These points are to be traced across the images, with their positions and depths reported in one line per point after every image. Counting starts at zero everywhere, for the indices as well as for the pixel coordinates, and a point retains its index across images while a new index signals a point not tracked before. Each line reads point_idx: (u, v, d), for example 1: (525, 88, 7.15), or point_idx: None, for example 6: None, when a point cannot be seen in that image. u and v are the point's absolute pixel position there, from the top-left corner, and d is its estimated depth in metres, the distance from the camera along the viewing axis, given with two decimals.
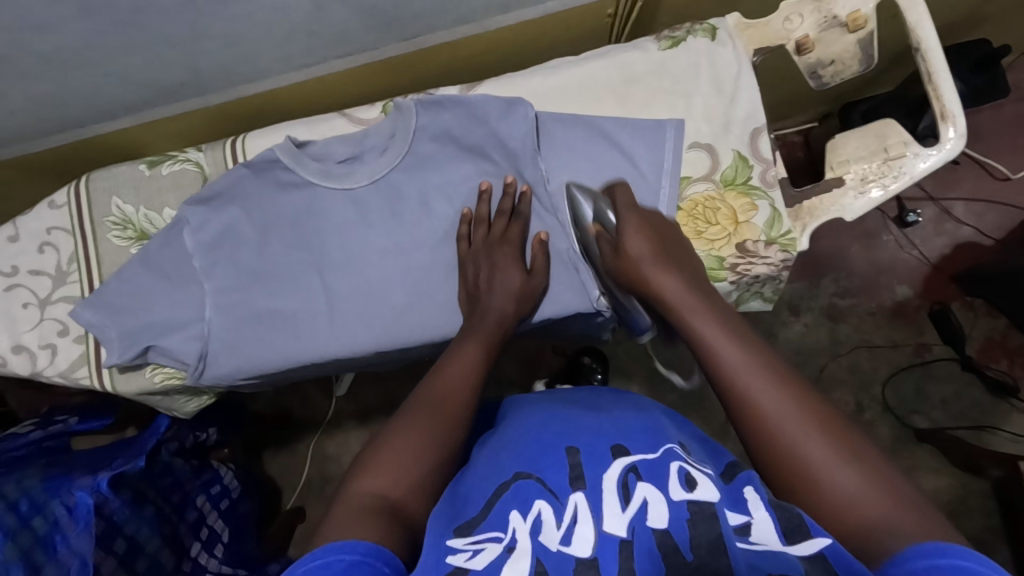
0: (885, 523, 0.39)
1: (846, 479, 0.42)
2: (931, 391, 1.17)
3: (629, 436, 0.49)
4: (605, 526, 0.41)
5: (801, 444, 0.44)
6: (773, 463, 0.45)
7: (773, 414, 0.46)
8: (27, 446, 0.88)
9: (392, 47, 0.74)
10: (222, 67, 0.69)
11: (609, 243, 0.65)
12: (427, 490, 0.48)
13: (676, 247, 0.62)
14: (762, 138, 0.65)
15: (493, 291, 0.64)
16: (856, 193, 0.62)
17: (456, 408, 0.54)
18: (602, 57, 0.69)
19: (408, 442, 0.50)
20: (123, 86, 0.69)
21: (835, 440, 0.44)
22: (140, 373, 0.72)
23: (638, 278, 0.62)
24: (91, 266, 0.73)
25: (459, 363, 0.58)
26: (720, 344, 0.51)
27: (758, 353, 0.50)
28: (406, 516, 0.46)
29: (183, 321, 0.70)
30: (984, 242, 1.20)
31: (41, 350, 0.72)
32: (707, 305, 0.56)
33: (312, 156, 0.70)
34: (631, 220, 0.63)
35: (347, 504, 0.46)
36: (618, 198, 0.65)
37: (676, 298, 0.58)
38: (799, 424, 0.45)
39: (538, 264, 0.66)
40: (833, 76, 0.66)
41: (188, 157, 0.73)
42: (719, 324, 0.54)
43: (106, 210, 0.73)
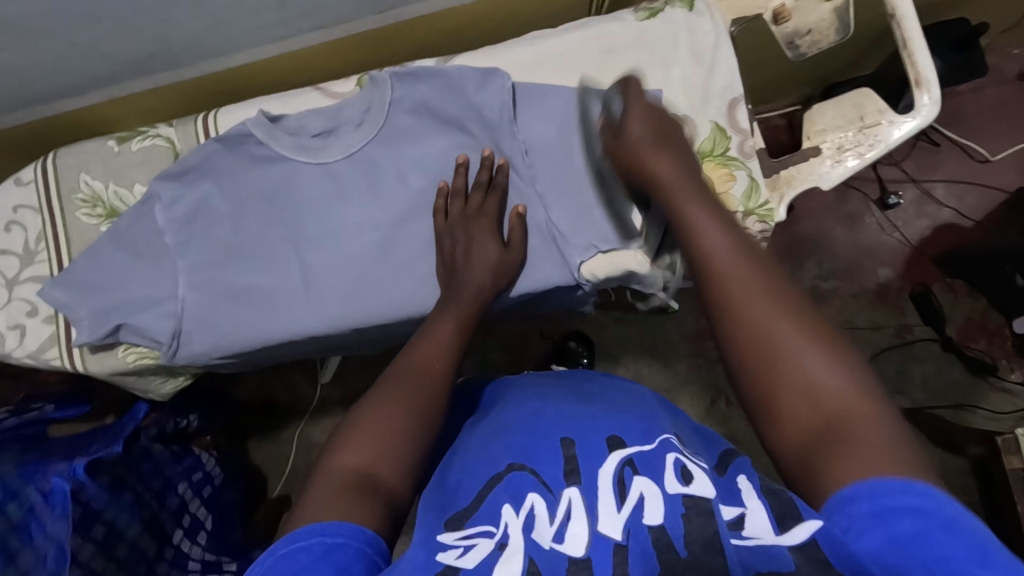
0: (846, 415, 0.40)
1: (817, 369, 0.42)
2: (913, 371, 1.18)
3: (623, 427, 0.48)
4: (600, 526, 0.39)
5: (778, 327, 0.44)
6: (747, 358, 0.45)
7: (753, 308, 0.45)
8: (7, 433, 0.87)
9: (368, 19, 0.73)
10: (194, 39, 0.68)
11: (610, 133, 0.62)
12: (407, 458, 0.48)
13: (675, 139, 0.60)
14: (739, 109, 0.65)
15: (470, 264, 0.63)
16: (833, 161, 0.61)
17: (435, 377, 0.53)
18: (579, 28, 0.68)
19: (385, 411, 0.49)
20: (90, 59, 0.67)
21: (808, 331, 0.44)
22: (112, 353, 0.70)
23: (633, 161, 0.59)
24: (60, 244, 0.71)
25: (438, 335, 0.57)
26: (704, 227, 0.51)
27: (739, 238, 0.50)
28: (383, 487, 0.45)
29: (156, 299, 0.68)
30: (964, 224, 1.21)
31: (9, 331, 0.70)
32: (696, 192, 0.55)
33: (287, 130, 0.68)
34: (637, 105, 0.61)
35: (326, 482, 0.45)
36: (626, 89, 0.63)
37: (669, 181, 0.56)
38: (779, 306, 0.45)
39: (514, 237, 0.65)
40: (810, 46, 0.65)
41: (159, 132, 0.71)
42: (713, 213, 0.52)
43: (75, 187, 0.71)
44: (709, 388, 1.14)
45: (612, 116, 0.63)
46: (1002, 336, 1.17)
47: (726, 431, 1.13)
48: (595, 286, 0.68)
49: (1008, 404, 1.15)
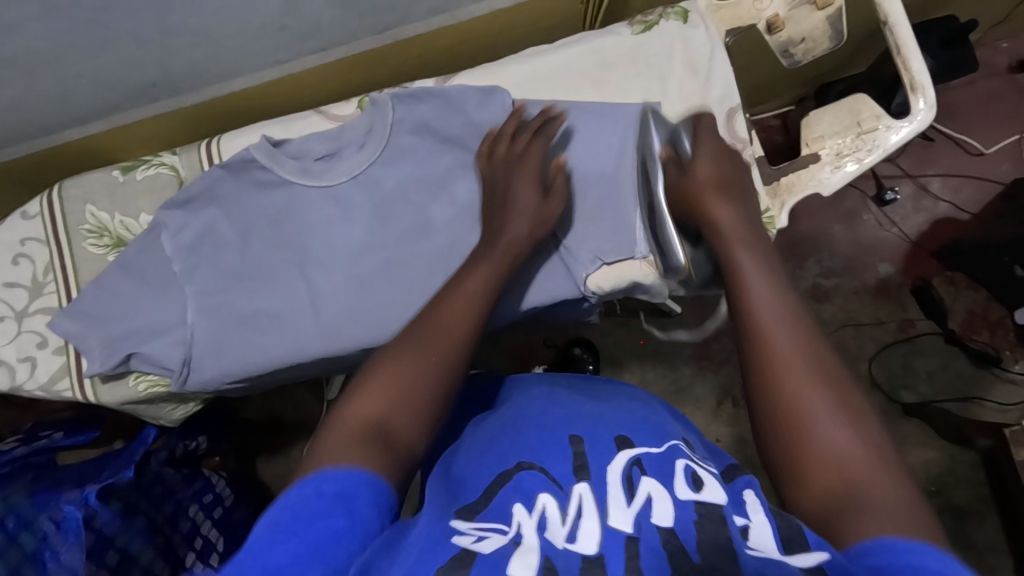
0: (861, 487, 0.40)
1: (838, 440, 0.42)
2: (917, 366, 1.19)
3: (632, 428, 0.49)
4: (610, 520, 0.39)
5: (805, 394, 0.44)
6: (769, 403, 0.45)
7: (783, 357, 0.46)
8: (13, 460, 0.89)
9: (366, 41, 0.74)
10: (195, 66, 0.69)
11: (675, 167, 0.61)
12: (425, 418, 0.47)
13: (741, 187, 0.60)
14: (737, 118, 0.66)
15: (508, 211, 0.60)
16: (832, 167, 0.61)
17: (459, 336, 0.51)
18: (575, 44, 0.69)
19: (410, 367, 0.48)
20: (93, 90, 0.68)
21: (833, 395, 0.44)
22: (123, 382, 0.70)
23: (695, 208, 0.59)
24: (69, 277, 0.71)
25: (466, 290, 0.54)
26: (751, 270, 0.52)
27: (786, 292, 0.50)
28: (396, 441, 0.45)
29: (166, 326, 0.69)
30: (962, 217, 1.22)
31: (20, 364, 0.70)
32: (756, 243, 0.55)
33: (290, 154, 0.69)
34: (710, 144, 0.61)
35: (341, 428, 0.45)
36: (698, 126, 0.63)
37: (728, 230, 0.56)
38: (813, 377, 0.45)
39: (557, 184, 0.62)
40: (804, 54, 0.65)
41: (163, 160, 0.72)
42: (766, 264, 0.53)
43: (81, 219, 0.71)
44: (715, 390, 1.15)
45: (680, 154, 0.62)
46: (1004, 328, 1.18)
47: (734, 432, 1.13)
48: (600, 298, 0.68)
49: (1014, 394, 1.16)
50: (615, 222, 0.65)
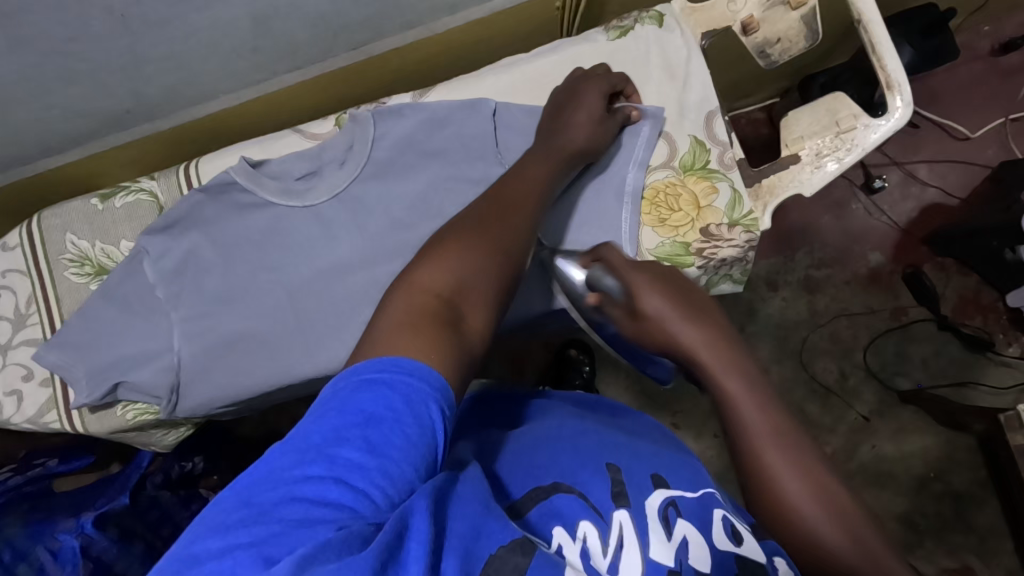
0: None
1: None
2: (911, 353, 1.19)
3: (668, 468, 0.48)
4: (653, 553, 0.40)
5: (830, 543, 0.42)
6: (792, 547, 0.43)
7: (800, 504, 0.43)
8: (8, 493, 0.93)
9: (343, 57, 0.73)
10: (170, 90, 0.68)
11: (620, 310, 0.56)
12: (484, 299, 0.46)
13: (695, 293, 0.54)
14: (716, 121, 0.65)
15: (571, 119, 0.62)
16: (812, 168, 0.61)
17: (516, 212, 0.53)
18: (551, 52, 0.69)
19: (468, 247, 0.48)
20: (68, 118, 0.68)
21: (854, 533, 0.42)
22: (111, 412, 0.70)
23: (654, 334, 0.53)
24: (52, 307, 0.71)
25: (529, 174, 0.57)
26: (746, 401, 0.47)
27: (785, 421, 0.46)
28: (462, 317, 0.43)
29: (151, 353, 0.68)
30: (950, 202, 1.22)
31: (6, 398, 0.70)
32: (738, 359, 0.49)
33: (270, 175, 0.69)
34: (638, 280, 0.55)
35: (411, 292, 0.44)
36: (612, 264, 0.58)
37: (702, 352, 0.50)
38: (833, 521, 0.42)
39: (620, 114, 0.64)
40: (781, 54, 0.65)
41: (141, 186, 0.71)
42: (756, 388, 0.48)
43: (62, 248, 0.71)
44: None
45: (608, 292, 0.57)
46: (997, 311, 1.18)
47: None
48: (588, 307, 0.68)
49: (1009, 377, 1.16)
50: (604, 226, 0.65)
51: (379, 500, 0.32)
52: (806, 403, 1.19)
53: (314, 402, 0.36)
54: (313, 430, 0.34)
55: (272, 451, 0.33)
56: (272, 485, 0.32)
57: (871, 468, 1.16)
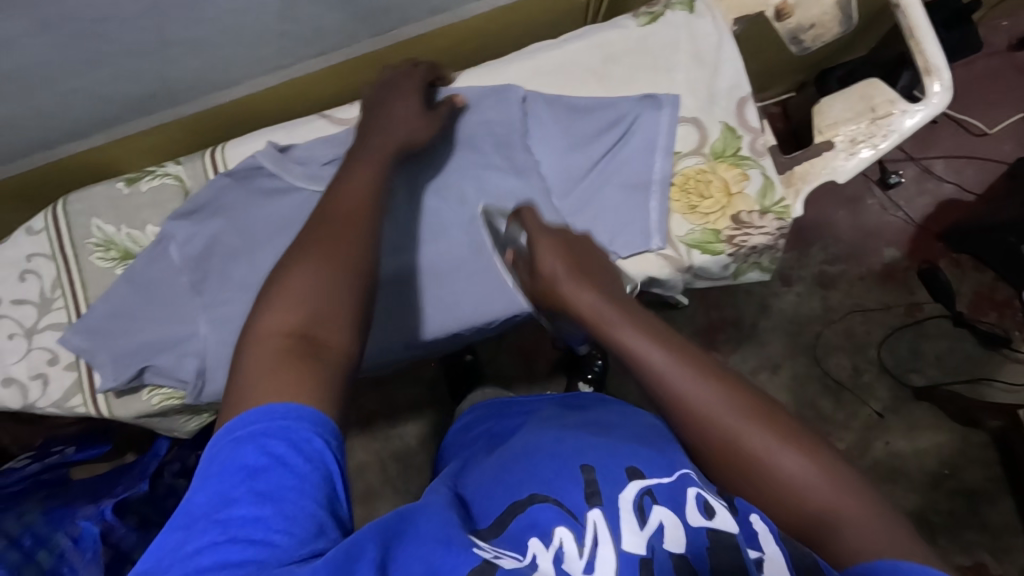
0: (832, 516, 0.43)
1: (793, 466, 0.44)
2: (925, 350, 1.18)
3: (643, 457, 0.48)
4: (625, 545, 0.41)
5: (746, 439, 0.45)
6: (727, 464, 0.46)
7: (717, 417, 0.46)
8: (25, 480, 0.93)
9: (367, 43, 0.72)
10: (196, 75, 0.68)
11: (525, 267, 0.58)
12: (348, 316, 0.45)
13: (586, 252, 0.57)
14: (748, 107, 0.65)
15: (397, 120, 0.58)
16: (846, 154, 0.60)
17: (353, 222, 0.49)
18: (579, 38, 0.67)
19: (306, 270, 0.45)
20: (94, 103, 0.67)
21: (763, 424, 0.46)
22: (137, 396, 0.69)
23: (557, 301, 0.55)
24: (77, 292, 0.70)
25: (354, 181, 0.52)
26: (639, 345, 0.49)
27: (677, 348, 0.49)
28: (323, 348, 0.43)
29: (176, 338, 0.68)
30: (966, 198, 1.21)
31: (32, 381, 0.70)
32: (624, 312, 0.52)
33: (296, 160, 0.68)
34: (543, 240, 0.57)
35: (258, 343, 0.43)
36: (525, 221, 0.59)
37: (594, 314, 0.52)
38: (743, 422, 0.46)
39: (441, 108, 0.62)
40: (814, 40, 0.64)
41: (167, 171, 0.71)
42: (644, 328, 0.51)
43: (87, 233, 0.71)
44: None
45: (519, 249, 0.60)
46: (1012, 307, 1.18)
47: None
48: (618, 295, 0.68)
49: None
50: (631, 216, 0.64)
51: (284, 542, 0.35)
52: (819, 398, 1.18)
53: (197, 474, 0.39)
54: (200, 500, 0.37)
55: (166, 531, 0.36)
56: (167, 567, 0.35)
57: (884, 465, 1.15)
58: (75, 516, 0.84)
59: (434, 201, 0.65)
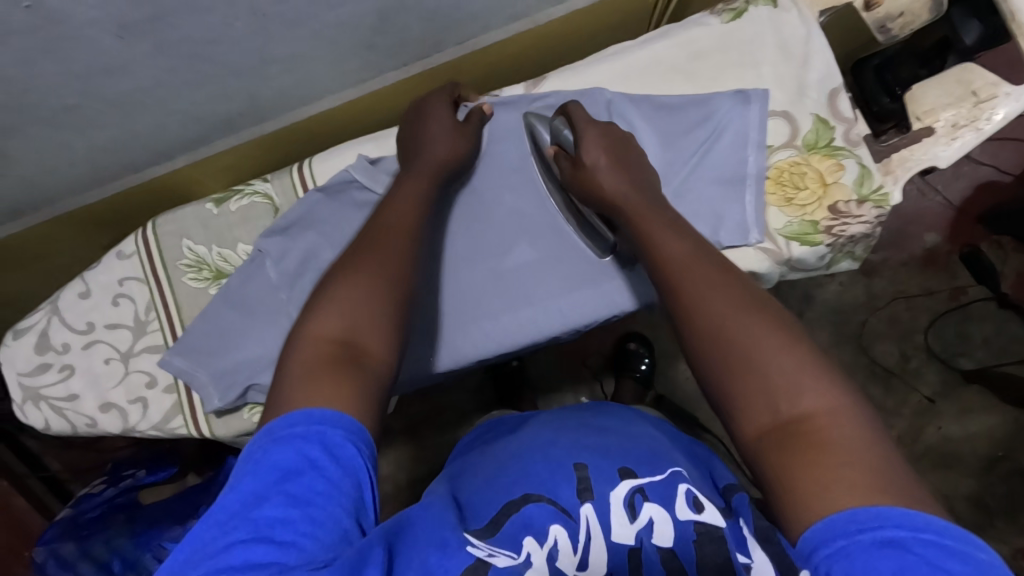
0: (815, 422, 0.39)
1: (789, 375, 0.41)
2: (972, 333, 1.18)
3: (634, 459, 0.51)
4: (614, 537, 0.45)
5: (743, 336, 0.44)
6: (718, 358, 0.44)
7: (716, 305, 0.46)
8: (101, 506, 0.94)
9: (447, 52, 0.73)
10: (283, 93, 0.68)
11: (568, 161, 0.62)
12: (385, 329, 0.47)
13: (634, 158, 0.61)
14: (840, 97, 0.65)
15: (433, 141, 0.62)
16: (947, 140, 0.61)
17: (403, 238, 0.53)
18: (663, 38, 0.69)
19: (349, 284, 0.48)
20: (184, 124, 0.67)
21: (767, 327, 0.44)
22: (238, 415, 0.69)
23: (587, 185, 0.59)
24: (172, 314, 0.71)
25: (405, 198, 0.56)
26: (661, 235, 0.53)
27: (700, 250, 0.51)
28: (365, 355, 0.45)
29: (276, 354, 0.68)
30: (1004, 180, 1.21)
31: (131, 405, 0.70)
32: (657, 209, 0.56)
33: (387, 171, 0.68)
34: (591, 134, 0.60)
35: (311, 347, 0.44)
36: (572, 115, 0.63)
37: (625, 202, 0.57)
38: (748, 319, 0.45)
39: (471, 124, 0.65)
40: (902, 29, 0.64)
41: (256, 189, 0.71)
42: (673, 228, 0.54)
43: (178, 253, 0.71)
44: None
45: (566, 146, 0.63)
46: None
47: None
48: None
49: None
50: (726, 210, 0.64)
51: (310, 546, 0.35)
52: (869, 386, 1.18)
53: (239, 464, 0.40)
54: (235, 497, 0.38)
55: (203, 523, 0.37)
56: (201, 561, 0.35)
57: (937, 450, 1.15)
58: (162, 538, 0.91)
59: (516, 208, 0.68)
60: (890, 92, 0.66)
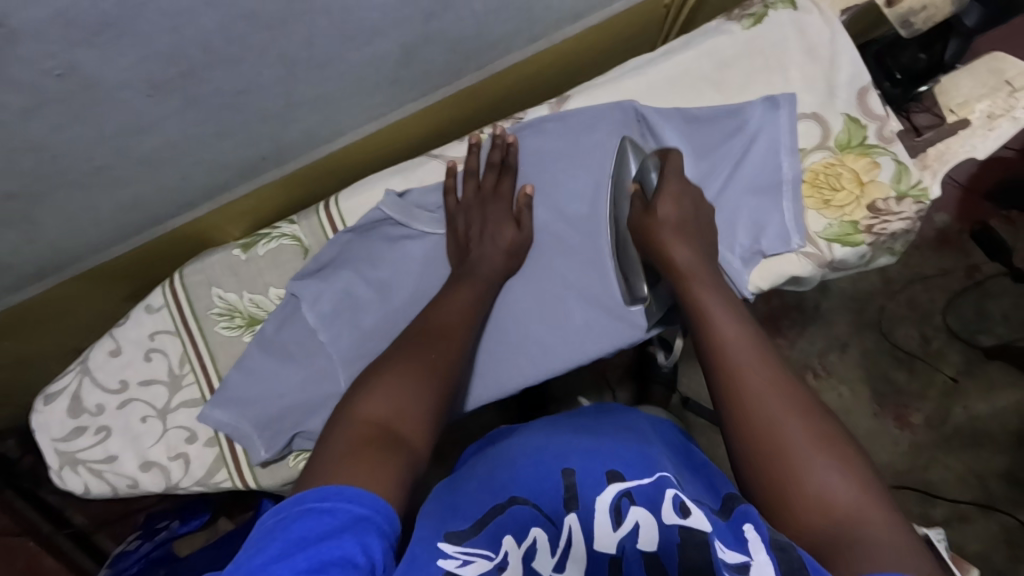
0: (856, 526, 0.42)
1: (831, 481, 0.44)
2: (991, 309, 1.16)
3: (623, 461, 0.46)
4: (596, 544, 0.40)
5: (790, 430, 0.46)
6: (767, 451, 0.46)
7: (767, 396, 0.48)
8: (140, 562, 0.91)
9: (468, 78, 0.72)
10: (306, 134, 0.67)
11: (641, 202, 0.64)
12: (428, 423, 0.48)
13: (701, 222, 0.62)
14: (870, 96, 0.65)
15: (482, 242, 0.64)
16: (985, 131, 0.63)
17: (451, 338, 0.55)
18: (687, 48, 0.68)
19: (402, 377, 0.50)
20: (210, 173, 0.66)
21: (817, 429, 0.46)
22: (283, 464, 0.68)
23: (654, 241, 0.60)
24: (208, 366, 0.69)
25: (455, 303, 0.59)
26: (719, 315, 0.54)
27: (759, 337, 0.52)
28: (405, 442, 0.46)
29: (320, 398, 0.67)
30: (1009, 154, 1.18)
31: (173, 462, 0.69)
32: (713, 283, 0.57)
33: (418, 206, 0.69)
34: (672, 188, 0.61)
35: (351, 427, 0.46)
36: (666, 162, 0.63)
37: (686, 267, 0.58)
38: (799, 414, 0.47)
39: (524, 216, 0.65)
40: (926, 21, 0.64)
41: (283, 231, 0.70)
42: (732, 309, 0.55)
43: (209, 303, 0.69)
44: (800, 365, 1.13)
45: (649, 188, 0.65)
46: None
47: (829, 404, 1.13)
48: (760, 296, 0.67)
49: None
50: (766, 217, 0.64)
51: None
52: (892, 371, 1.15)
53: (257, 533, 0.38)
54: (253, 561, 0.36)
55: None
56: None
57: (967, 430, 1.12)
58: None
59: (545, 240, 0.67)
60: (890, 75, 0.71)
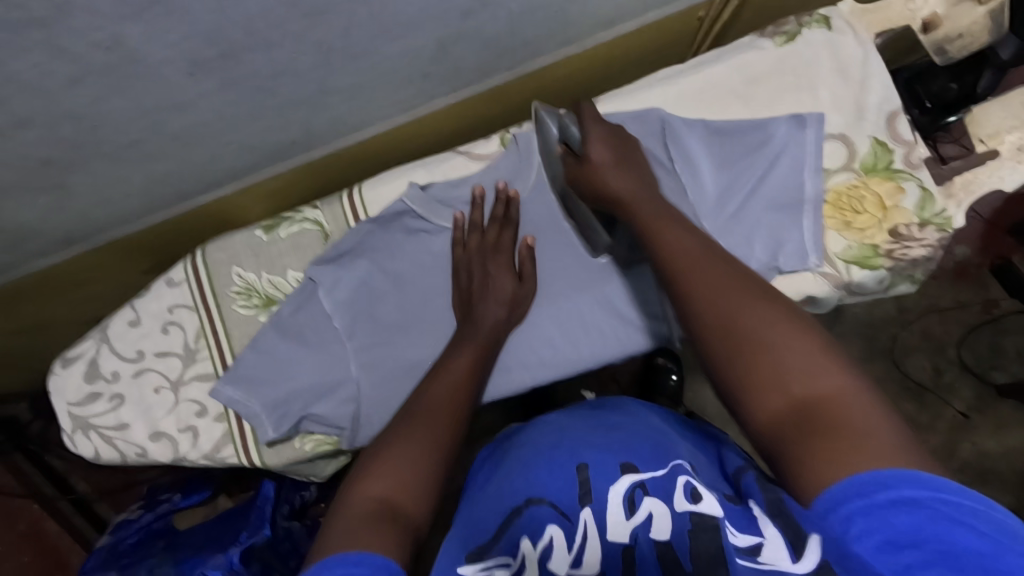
0: (827, 403, 0.38)
1: (795, 364, 0.40)
2: (1006, 346, 1.14)
3: (634, 453, 0.46)
4: (609, 535, 0.40)
5: (742, 320, 0.43)
6: (720, 347, 0.43)
7: (712, 295, 0.45)
8: (140, 532, 0.93)
9: (499, 76, 0.73)
10: (336, 121, 0.68)
11: (574, 157, 0.62)
12: (431, 490, 0.44)
13: (637, 156, 0.60)
14: (899, 121, 0.65)
15: (486, 298, 0.63)
16: (1015, 161, 0.64)
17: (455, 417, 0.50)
18: (717, 62, 0.69)
19: (409, 437, 0.47)
20: (240, 153, 0.67)
21: (766, 310, 0.43)
22: (290, 444, 0.70)
23: (593, 182, 0.59)
24: (222, 343, 0.70)
25: (454, 369, 0.56)
26: (658, 225, 0.51)
27: (699, 237, 0.50)
28: (407, 516, 0.42)
29: (332, 382, 0.68)
30: None
31: (182, 434, 0.70)
32: (654, 201, 0.55)
33: (439, 199, 0.70)
34: (596, 131, 0.60)
35: (349, 512, 0.41)
36: (582, 114, 0.62)
37: (628, 194, 0.56)
38: (748, 301, 0.44)
39: (526, 267, 0.65)
40: (961, 50, 0.66)
41: (306, 216, 0.71)
42: (674, 217, 0.52)
43: (228, 280, 0.70)
44: None
45: (573, 143, 0.62)
46: None
47: None
48: None
49: None
50: (786, 235, 0.63)
51: None
52: (901, 401, 1.13)
53: None
54: None
55: None
56: None
57: (974, 466, 1.10)
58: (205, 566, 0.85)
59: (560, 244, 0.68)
60: (920, 104, 0.70)
